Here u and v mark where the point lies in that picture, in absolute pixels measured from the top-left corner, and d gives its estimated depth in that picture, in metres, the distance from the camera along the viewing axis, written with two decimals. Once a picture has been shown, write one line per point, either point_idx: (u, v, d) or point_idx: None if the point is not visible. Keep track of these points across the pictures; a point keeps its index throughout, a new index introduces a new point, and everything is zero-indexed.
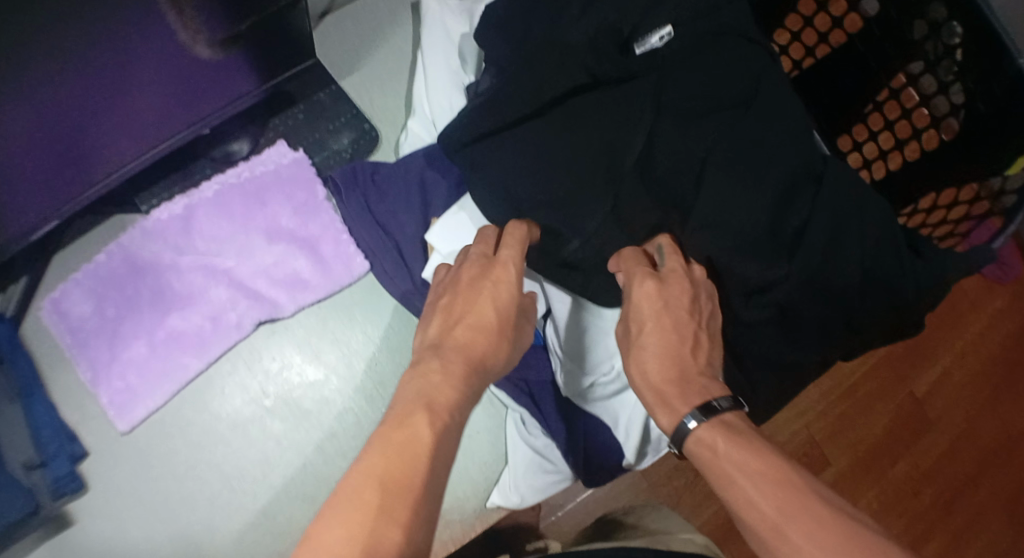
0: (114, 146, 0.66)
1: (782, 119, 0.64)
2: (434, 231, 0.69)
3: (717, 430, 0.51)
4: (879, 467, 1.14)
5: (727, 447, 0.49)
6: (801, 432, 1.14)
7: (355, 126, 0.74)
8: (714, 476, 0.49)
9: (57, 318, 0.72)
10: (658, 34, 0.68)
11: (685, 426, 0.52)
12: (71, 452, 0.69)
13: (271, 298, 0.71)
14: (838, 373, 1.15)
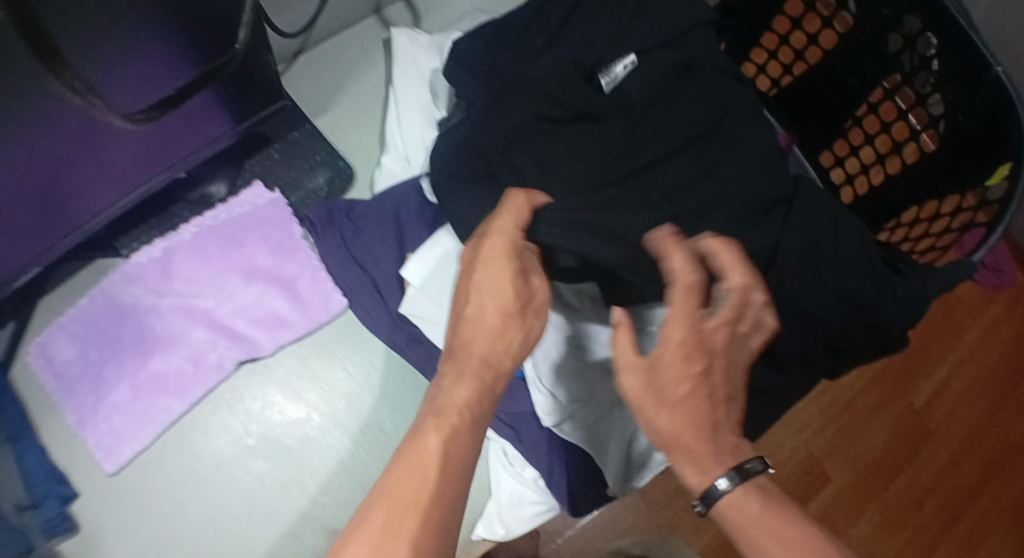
0: (92, 194, 0.67)
1: (744, 149, 0.66)
2: (410, 265, 0.69)
3: (747, 493, 0.46)
4: (881, 481, 1.13)
5: (759, 510, 0.45)
6: (802, 449, 1.12)
7: (330, 164, 0.75)
8: (742, 545, 0.45)
9: (43, 362, 0.73)
10: (622, 63, 0.68)
11: (715, 488, 0.46)
12: (60, 494, 0.70)
13: (251, 338, 0.72)
14: (837, 387, 1.14)
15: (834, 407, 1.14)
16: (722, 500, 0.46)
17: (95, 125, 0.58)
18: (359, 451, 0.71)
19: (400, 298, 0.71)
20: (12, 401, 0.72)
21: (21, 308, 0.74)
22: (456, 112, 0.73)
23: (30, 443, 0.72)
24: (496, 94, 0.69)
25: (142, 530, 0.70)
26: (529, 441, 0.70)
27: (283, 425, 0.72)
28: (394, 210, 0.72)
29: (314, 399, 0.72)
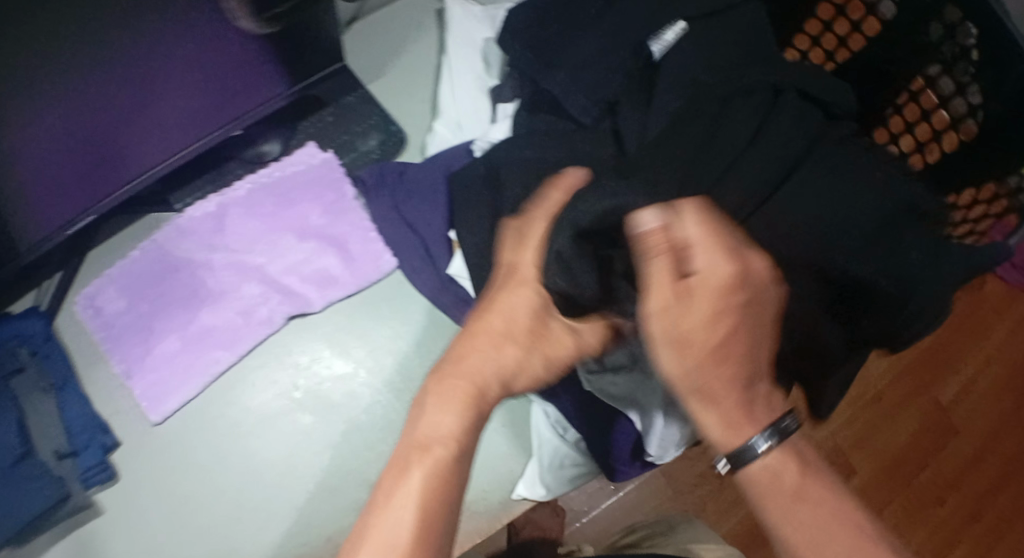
0: (144, 147, 0.68)
1: (792, 103, 0.65)
2: (460, 228, 0.69)
3: (783, 462, 0.49)
4: (902, 476, 1.13)
5: (791, 485, 0.48)
6: (827, 440, 1.13)
7: (383, 128, 0.76)
8: (769, 512, 0.48)
9: (93, 313, 0.74)
10: (672, 29, 0.70)
11: (753, 448, 0.48)
12: (101, 443, 0.72)
13: (301, 293, 0.73)
14: (863, 381, 1.15)
15: (859, 399, 1.15)
16: (752, 465, 0.49)
17: (153, 69, 0.59)
18: (403, 410, 0.71)
19: (449, 259, 0.71)
20: (60, 350, 0.74)
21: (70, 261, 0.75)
22: (507, 78, 0.73)
23: (76, 392, 0.73)
24: (553, 61, 0.70)
25: (182, 481, 0.71)
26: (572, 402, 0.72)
27: (327, 379, 0.72)
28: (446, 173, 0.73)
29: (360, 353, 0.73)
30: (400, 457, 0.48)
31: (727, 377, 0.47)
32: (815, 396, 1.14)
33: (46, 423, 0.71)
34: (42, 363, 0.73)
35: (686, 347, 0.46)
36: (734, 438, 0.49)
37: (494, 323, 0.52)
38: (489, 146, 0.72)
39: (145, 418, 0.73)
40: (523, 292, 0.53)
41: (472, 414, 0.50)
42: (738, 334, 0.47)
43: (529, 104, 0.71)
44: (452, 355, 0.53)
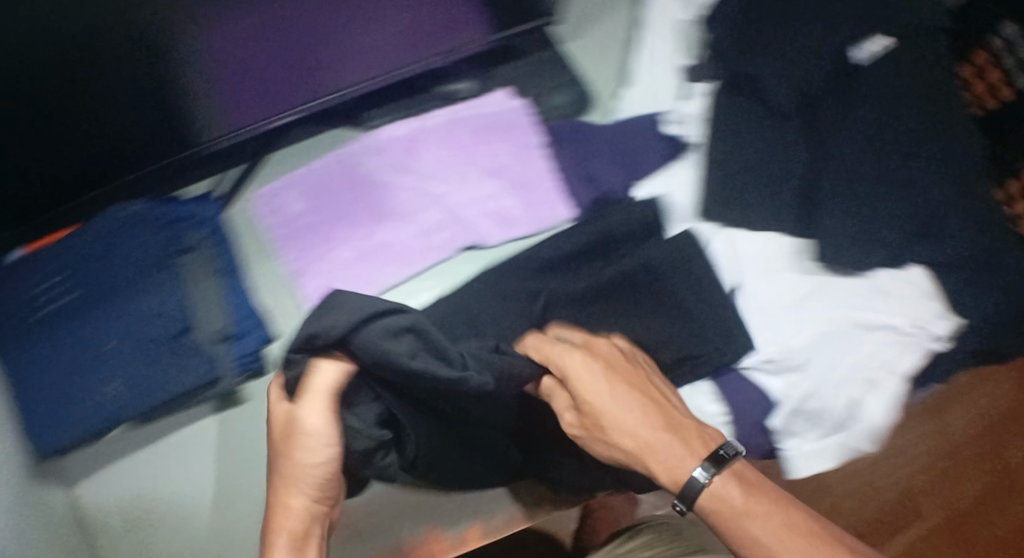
0: (344, 67, 0.74)
1: (947, 128, 0.71)
2: (640, 190, 0.74)
3: (727, 482, 0.56)
4: (968, 529, 1.15)
5: (686, 490, 0.56)
6: (901, 482, 1.15)
7: (574, 89, 0.76)
8: (720, 524, 0.56)
9: (269, 211, 0.77)
10: (876, 41, 0.72)
11: (697, 479, 0.55)
12: (260, 334, 0.74)
13: (478, 228, 0.75)
14: (945, 430, 1.17)
15: (935, 445, 1.16)
16: (705, 493, 0.55)
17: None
18: None
19: None
20: (231, 242, 0.76)
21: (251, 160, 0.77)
22: (708, 59, 0.77)
23: (244, 283, 0.75)
24: (762, 49, 0.73)
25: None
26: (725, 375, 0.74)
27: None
28: (636, 138, 0.75)
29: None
30: (268, 533, 0.58)
31: (647, 442, 0.57)
32: (895, 435, 1.16)
33: (211, 303, 0.73)
34: (215, 251, 0.74)
35: (593, 430, 0.57)
36: (682, 472, 0.56)
37: (314, 420, 0.55)
38: (682, 119, 0.74)
39: (305, 318, 0.76)
40: (319, 413, 0.55)
41: (314, 488, 0.58)
42: (624, 387, 0.57)
43: (728, 86, 0.75)
44: (283, 424, 0.58)
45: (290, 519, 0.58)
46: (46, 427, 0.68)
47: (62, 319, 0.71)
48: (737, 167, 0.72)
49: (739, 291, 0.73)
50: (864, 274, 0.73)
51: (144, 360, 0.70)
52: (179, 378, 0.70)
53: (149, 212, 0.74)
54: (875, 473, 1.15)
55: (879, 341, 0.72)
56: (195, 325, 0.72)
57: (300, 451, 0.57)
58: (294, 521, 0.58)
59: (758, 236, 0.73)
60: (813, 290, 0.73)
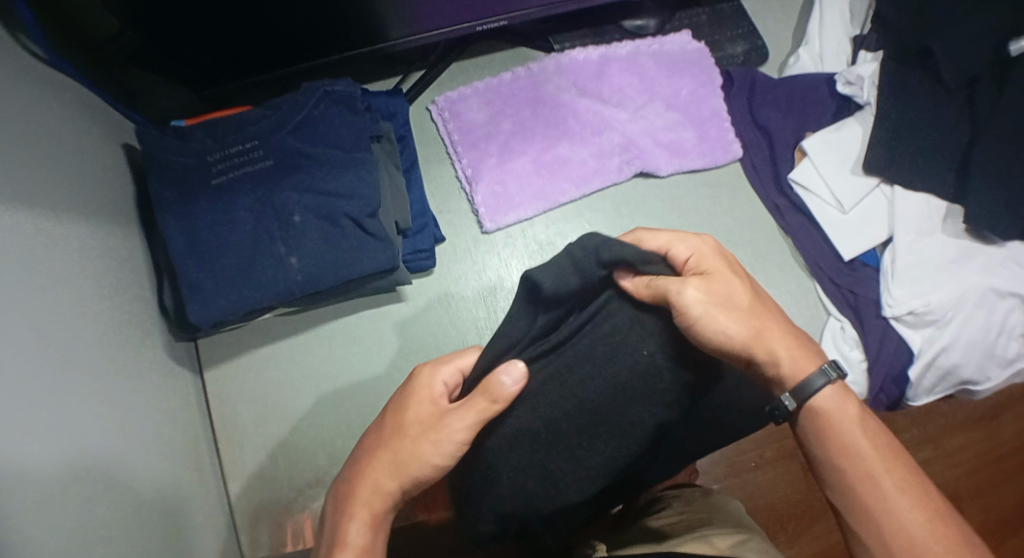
0: None
1: None
2: (811, 141, 0.80)
3: (841, 395, 0.56)
4: (998, 538, 1.09)
5: (845, 421, 0.55)
6: (949, 482, 1.08)
7: (751, 40, 0.85)
8: (829, 440, 0.55)
9: (451, 117, 0.80)
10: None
11: (819, 382, 0.55)
12: (434, 233, 0.77)
13: (653, 156, 0.80)
14: (994, 434, 1.10)
15: (984, 454, 1.09)
16: (819, 394, 0.55)
17: None
18: None
19: (791, 165, 0.81)
20: (412, 140, 0.79)
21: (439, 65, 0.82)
22: (874, 29, 0.83)
23: (420, 180, 0.78)
24: (929, 22, 0.77)
25: (500, 293, 0.78)
26: (871, 326, 0.77)
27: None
28: (805, 93, 0.83)
29: (694, 225, 0.81)
30: (347, 501, 0.55)
31: (761, 332, 0.55)
32: (948, 435, 1.09)
33: (395, 194, 0.74)
34: (397, 147, 0.77)
35: (722, 311, 0.53)
36: (803, 366, 0.55)
37: (415, 415, 0.55)
38: (854, 79, 0.81)
39: (476, 224, 0.79)
40: (422, 409, 0.55)
41: (400, 482, 0.54)
42: (772, 315, 0.56)
43: (897, 55, 0.80)
44: (395, 407, 0.57)
45: (368, 494, 0.54)
46: (218, 290, 0.68)
47: (251, 183, 0.69)
48: (902, 130, 0.77)
49: (890, 245, 0.78)
50: (1003, 245, 0.77)
51: (327, 240, 0.69)
52: (359, 260, 0.69)
53: (360, 96, 0.75)
54: (925, 472, 1.07)
55: (1012, 309, 0.75)
56: (381, 212, 0.72)
57: (422, 473, 0.54)
58: (378, 499, 0.54)
59: (913, 194, 0.78)
60: (959, 253, 0.77)
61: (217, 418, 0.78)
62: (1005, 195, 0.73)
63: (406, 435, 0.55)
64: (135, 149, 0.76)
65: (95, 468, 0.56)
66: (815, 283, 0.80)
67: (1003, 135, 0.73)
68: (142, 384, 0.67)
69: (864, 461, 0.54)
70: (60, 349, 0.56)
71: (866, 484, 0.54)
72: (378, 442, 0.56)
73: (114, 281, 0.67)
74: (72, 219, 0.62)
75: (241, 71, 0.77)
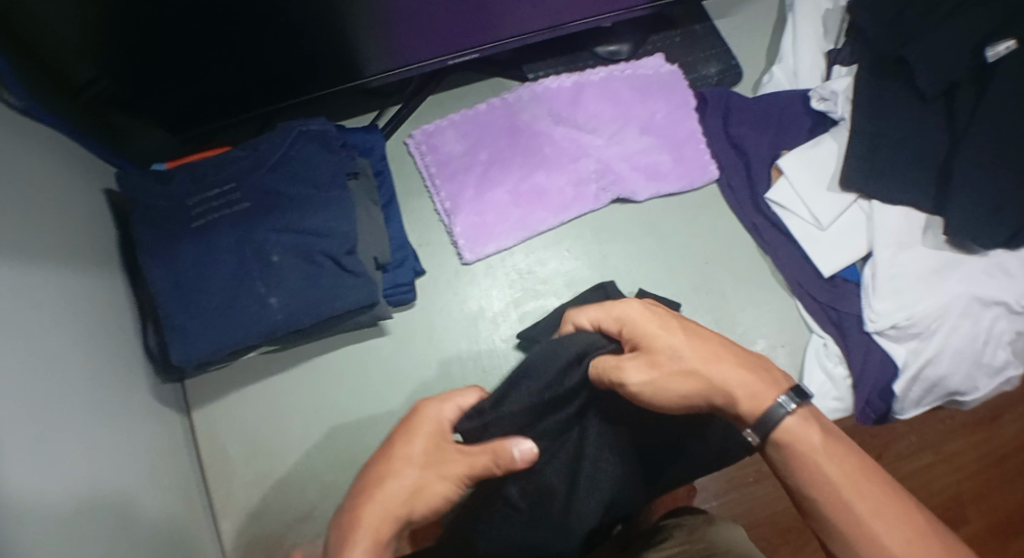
0: (510, 22, 0.78)
1: None
2: (787, 159, 0.80)
3: (805, 422, 0.51)
4: (1004, 543, 1.08)
5: (814, 444, 0.51)
6: (951, 488, 1.07)
7: (725, 60, 0.85)
8: (799, 473, 0.51)
9: (428, 150, 0.81)
10: (1002, 44, 0.73)
11: (781, 408, 0.51)
12: (415, 266, 0.77)
13: (631, 180, 0.81)
14: (993, 438, 1.09)
15: (984, 458, 1.09)
16: (781, 426, 0.51)
17: None
18: (697, 305, 0.79)
19: (769, 184, 0.81)
20: (390, 174, 0.80)
21: (414, 98, 0.82)
22: (847, 44, 0.83)
23: (399, 214, 0.78)
24: (900, 36, 0.78)
25: (483, 323, 0.78)
26: (854, 342, 0.77)
27: (635, 261, 0.80)
28: (780, 111, 0.83)
29: (674, 246, 0.81)
30: (349, 525, 0.51)
31: (712, 379, 0.53)
32: (947, 440, 1.09)
33: (374, 229, 0.74)
34: (375, 183, 0.78)
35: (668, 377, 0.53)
36: (763, 400, 0.52)
37: (416, 447, 0.54)
38: (829, 95, 0.81)
39: (457, 255, 0.80)
40: (423, 445, 0.55)
41: (404, 509, 0.52)
42: (729, 356, 0.54)
43: (870, 69, 0.80)
44: (394, 447, 0.55)
45: (374, 519, 0.51)
46: (202, 331, 0.69)
47: (231, 225, 0.70)
48: (879, 144, 0.77)
49: (870, 259, 0.78)
50: (984, 255, 0.76)
51: (306, 279, 0.70)
52: (339, 298, 0.70)
53: (335, 135, 0.75)
54: (925, 479, 1.07)
55: (997, 317, 0.75)
56: (361, 248, 0.72)
57: (427, 501, 0.53)
58: (384, 523, 0.51)
59: (891, 208, 0.78)
60: (939, 265, 0.76)
61: (208, 456, 0.78)
62: (985, 205, 0.73)
63: (412, 441, 0.55)
64: (117, 194, 0.77)
65: (85, 512, 0.56)
66: (797, 301, 0.80)
67: (980, 146, 0.73)
68: (131, 427, 0.68)
69: (835, 489, 0.50)
70: (49, 398, 0.57)
71: (839, 511, 0.49)
72: (373, 482, 0.53)
73: (99, 327, 0.68)
74: (56, 268, 0.63)
75: (218, 112, 0.78)
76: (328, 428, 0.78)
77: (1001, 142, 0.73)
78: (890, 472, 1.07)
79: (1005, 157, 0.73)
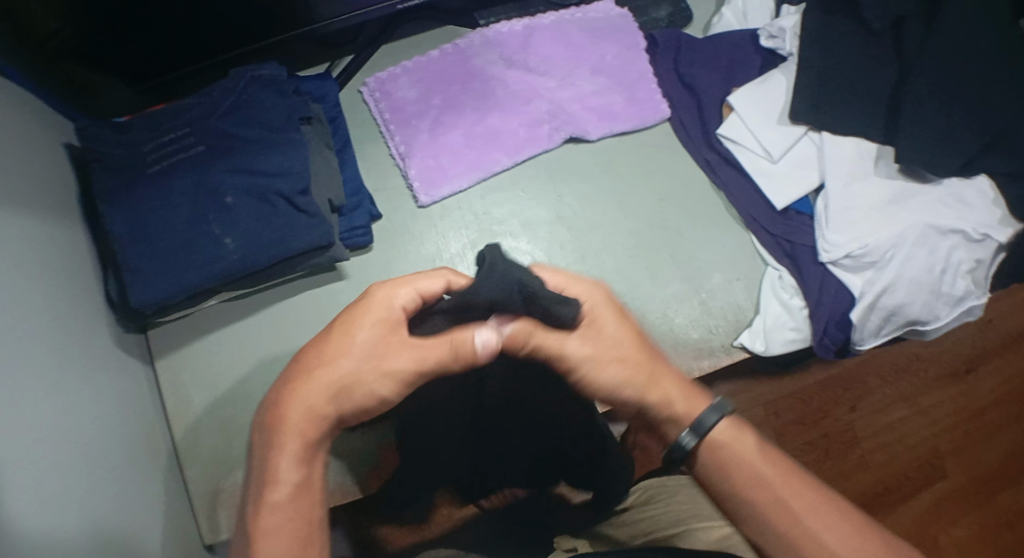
0: None
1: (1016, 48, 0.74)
2: (737, 96, 0.81)
3: (736, 430, 0.57)
4: (984, 493, 1.06)
5: (750, 446, 0.56)
6: (927, 441, 1.07)
7: (674, 3, 0.87)
8: (731, 471, 0.56)
9: (382, 97, 0.82)
10: None
11: (709, 417, 0.56)
12: (371, 210, 0.78)
13: (583, 120, 0.82)
14: (968, 388, 1.09)
15: (960, 410, 1.08)
16: (710, 433, 0.56)
17: None
18: (652, 241, 0.80)
19: (721, 121, 0.82)
20: (345, 123, 0.82)
21: (367, 49, 0.84)
22: None
23: (353, 158, 0.80)
24: None
25: (440, 265, 0.79)
26: (809, 272, 0.77)
27: (590, 200, 0.81)
28: (729, 49, 0.84)
29: (628, 186, 0.82)
30: (276, 430, 0.52)
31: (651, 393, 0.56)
32: (923, 393, 1.08)
33: (328, 172, 0.76)
34: (330, 129, 0.80)
35: (604, 360, 0.54)
36: (698, 405, 0.57)
37: (360, 334, 0.52)
38: (777, 32, 0.83)
39: (413, 200, 0.81)
40: (368, 333, 0.52)
41: (332, 408, 0.52)
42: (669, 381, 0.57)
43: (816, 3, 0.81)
44: (335, 327, 0.54)
45: (299, 419, 0.52)
46: (160, 273, 0.70)
47: (184, 169, 0.71)
48: (826, 74, 0.78)
49: (822, 191, 0.78)
50: (935, 181, 0.77)
51: (263, 221, 0.71)
52: (294, 237, 0.71)
53: (287, 80, 0.77)
54: (902, 431, 1.06)
55: (954, 245, 0.75)
56: (316, 189, 0.74)
57: (366, 403, 0.52)
58: (309, 424, 0.52)
59: (842, 138, 0.78)
60: (891, 193, 0.77)
61: (172, 406, 0.79)
62: (930, 129, 0.74)
63: (360, 327, 0.53)
64: (77, 148, 0.77)
65: (45, 442, 0.57)
66: (751, 235, 0.80)
67: (921, 71, 0.74)
68: (95, 369, 0.69)
69: (773, 491, 0.55)
70: (9, 329, 0.57)
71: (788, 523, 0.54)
72: (303, 368, 0.53)
73: (61, 272, 0.69)
74: (16, 207, 0.64)
75: (172, 64, 0.80)
76: None
77: (944, 68, 0.74)
78: (866, 425, 1.06)
79: (947, 79, 0.74)
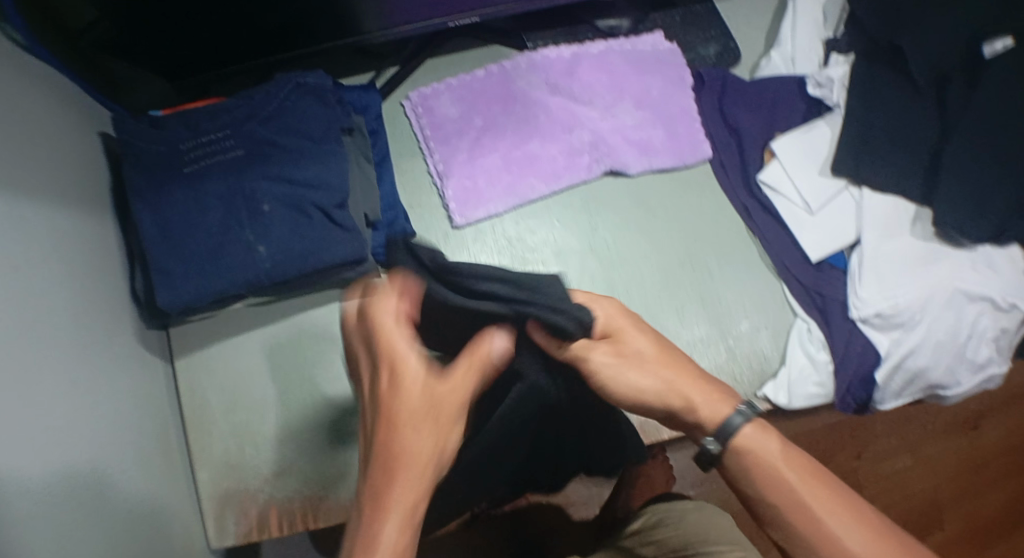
0: None
1: None
2: (779, 144, 0.81)
3: (760, 431, 0.54)
4: (978, 546, 1.07)
5: (773, 450, 0.53)
6: (928, 491, 1.07)
7: (723, 42, 0.86)
8: (750, 473, 0.54)
9: (424, 113, 0.82)
10: (1002, 42, 0.74)
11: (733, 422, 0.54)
12: (403, 227, 0.77)
13: (624, 153, 0.81)
14: (972, 441, 1.09)
15: (963, 463, 1.09)
16: (738, 434, 0.54)
17: None
18: (683, 280, 0.79)
19: (761, 166, 0.82)
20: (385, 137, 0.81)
21: (412, 62, 0.83)
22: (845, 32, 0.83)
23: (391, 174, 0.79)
24: (897, 24, 0.78)
25: None
26: (838, 327, 0.77)
27: (624, 235, 0.80)
28: (775, 94, 0.84)
29: (662, 223, 0.81)
30: (388, 463, 0.49)
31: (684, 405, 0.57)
32: (927, 443, 1.08)
33: (365, 185, 0.75)
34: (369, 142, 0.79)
35: (628, 366, 0.57)
36: (720, 410, 0.55)
37: (458, 371, 0.52)
38: (824, 81, 0.82)
39: (447, 219, 0.80)
40: (464, 368, 0.52)
41: (441, 449, 0.51)
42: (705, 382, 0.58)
43: (866, 57, 0.81)
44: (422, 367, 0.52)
45: (412, 459, 0.50)
46: (189, 276, 0.69)
47: (221, 171, 0.70)
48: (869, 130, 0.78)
49: (857, 246, 0.78)
50: (971, 248, 0.77)
51: (296, 231, 0.70)
52: (327, 250, 0.70)
53: (332, 89, 0.76)
54: (903, 480, 1.07)
55: (982, 312, 0.75)
56: (352, 203, 0.73)
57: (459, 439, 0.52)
58: (423, 464, 0.50)
59: (881, 196, 0.79)
60: (925, 255, 0.77)
61: (188, 405, 0.78)
62: (970, 197, 0.74)
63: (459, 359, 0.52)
64: (112, 138, 0.76)
65: (66, 445, 0.57)
66: (783, 284, 0.80)
67: (967, 137, 0.74)
68: (117, 366, 0.68)
69: (804, 506, 0.52)
70: (38, 330, 0.57)
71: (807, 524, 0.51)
72: (405, 401, 0.51)
73: (91, 267, 0.68)
74: (52, 200, 0.63)
75: (216, 61, 0.79)
76: (309, 382, 0.79)
77: (991, 136, 0.74)
78: (870, 471, 1.06)
79: (993, 147, 0.73)
